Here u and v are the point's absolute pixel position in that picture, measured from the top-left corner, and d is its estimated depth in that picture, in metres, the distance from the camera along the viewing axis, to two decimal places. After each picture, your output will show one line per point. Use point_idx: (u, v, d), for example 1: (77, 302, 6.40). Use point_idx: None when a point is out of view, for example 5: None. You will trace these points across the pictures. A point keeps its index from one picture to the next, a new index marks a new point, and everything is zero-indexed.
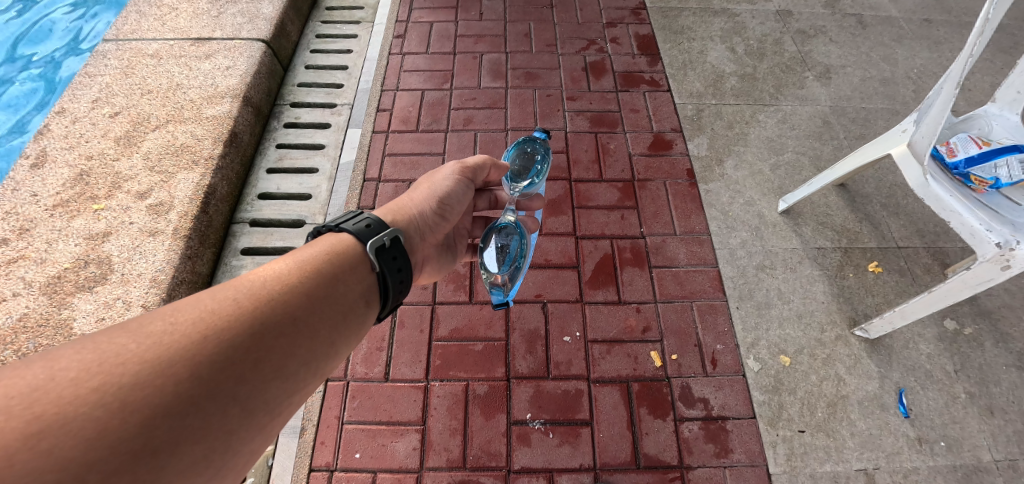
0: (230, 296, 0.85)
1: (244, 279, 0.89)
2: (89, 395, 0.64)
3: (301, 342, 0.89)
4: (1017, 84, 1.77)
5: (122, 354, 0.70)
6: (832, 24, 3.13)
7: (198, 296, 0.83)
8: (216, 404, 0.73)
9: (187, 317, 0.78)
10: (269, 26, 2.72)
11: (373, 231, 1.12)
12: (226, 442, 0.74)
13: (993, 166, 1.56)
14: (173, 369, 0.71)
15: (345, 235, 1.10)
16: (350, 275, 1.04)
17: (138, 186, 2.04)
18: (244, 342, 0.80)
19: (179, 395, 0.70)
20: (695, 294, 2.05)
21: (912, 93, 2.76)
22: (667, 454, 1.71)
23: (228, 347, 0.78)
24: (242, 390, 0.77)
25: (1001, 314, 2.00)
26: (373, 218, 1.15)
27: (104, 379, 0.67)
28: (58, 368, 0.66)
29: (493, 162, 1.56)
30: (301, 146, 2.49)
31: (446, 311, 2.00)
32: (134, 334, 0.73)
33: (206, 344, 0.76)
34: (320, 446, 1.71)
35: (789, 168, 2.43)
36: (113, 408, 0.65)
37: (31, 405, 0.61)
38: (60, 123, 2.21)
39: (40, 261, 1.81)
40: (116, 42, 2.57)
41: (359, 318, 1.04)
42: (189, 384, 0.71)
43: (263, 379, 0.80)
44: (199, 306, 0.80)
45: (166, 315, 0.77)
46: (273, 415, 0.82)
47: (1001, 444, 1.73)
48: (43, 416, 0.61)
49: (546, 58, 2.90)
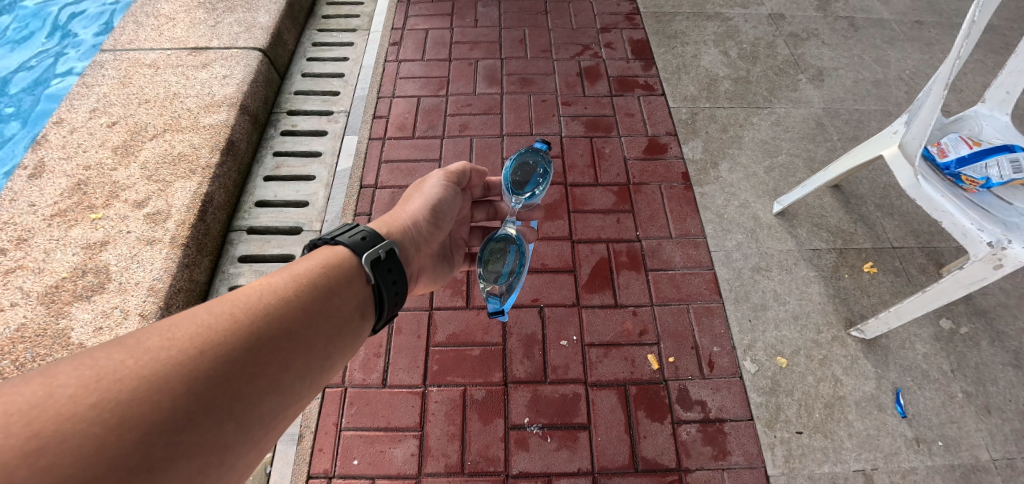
0: (226, 310, 0.85)
1: (241, 293, 0.90)
2: (87, 412, 0.65)
3: (297, 356, 0.89)
4: (1005, 84, 1.79)
5: (119, 370, 0.70)
6: (824, 27, 3.15)
7: (195, 311, 0.83)
8: (211, 419, 0.73)
9: (183, 332, 0.79)
10: (265, 35, 2.74)
11: (368, 244, 1.13)
12: (222, 457, 0.74)
13: (984, 166, 1.58)
14: (170, 384, 0.72)
15: (340, 247, 1.11)
16: (345, 288, 1.05)
17: (136, 195, 2.05)
18: (239, 356, 0.81)
19: (176, 410, 0.70)
20: (691, 296, 2.06)
21: (905, 94, 2.78)
22: (666, 457, 1.71)
23: (224, 363, 0.79)
24: (238, 406, 0.78)
25: (996, 313, 2.01)
26: (368, 231, 1.16)
27: (103, 395, 0.67)
28: (56, 384, 0.67)
29: (473, 167, 1.55)
30: (297, 154, 2.50)
31: (443, 317, 2.01)
32: (131, 350, 0.74)
33: (202, 359, 0.77)
34: (318, 453, 1.71)
35: (783, 170, 2.45)
36: (110, 425, 0.65)
37: (30, 422, 0.62)
38: (58, 133, 2.22)
39: (38, 270, 1.81)
40: (114, 52, 2.58)
41: (354, 331, 1.05)
42: (186, 400, 0.72)
43: (259, 394, 0.81)
44: (195, 322, 0.81)
45: (162, 330, 0.78)
46: (268, 428, 0.82)
47: (999, 443, 1.73)
48: (41, 432, 0.61)
49: (541, 64, 2.92)
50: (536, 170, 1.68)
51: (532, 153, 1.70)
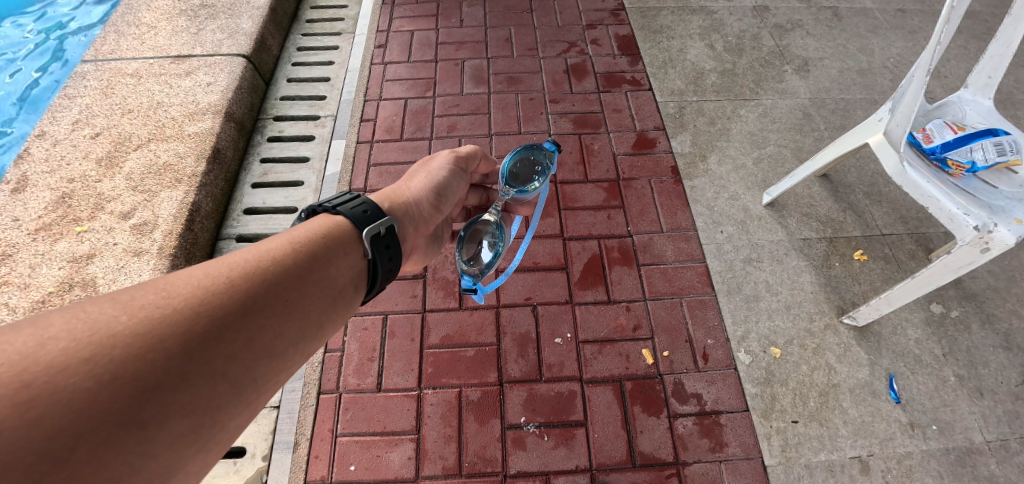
0: (223, 272, 0.79)
1: (237, 256, 0.83)
2: (80, 367, 0.60)
3: (291, 322, 0.83)
4: (986, 69, 1.80)
5: (112, 326, 0.65)
6: (808, 17, 3.17)
7: (189, 271, 0.76)
8: (204, 378, 0.68)
9: (178, 289, 0.73)
10: (248, 41, 2.73)
11: (368, 218, 1.06)
12: (214, 418, 0.69)
13: (968, 150, 1.59)
14: (164, 344, 0.66)
15: (340, 218, 1.04)
16: (343, 258, 0.99)
17: (121, 206, 2.03)
18: (234, 319, 0.75)
19: (168, 368, 0.65)
20: (684, 290, 2.06)
21: (889, 82, 2.80)
22: (663, 452, 1.72)
23: (219, 324, 0.73)
24: (233, 368, 0.72)
25: (986, 296, 2.02)
26: (371, 204, 1.09)
27: (96, 349, 0.62)
28: (47, 336, 0.61)
29: (483, 152, 1.54)
30: (285, 160, 2.48)
31: (436, 319, 2.00)
32: (125, 305, 0.68)
33: (198, 319, 0.71)
34: (314, 460, 1.70)
35: (771, 161, 2.45)
36: (103, 380, 0.60)
37: (21, 372, 0.57)
38: (41, 147, 2.19)
39: (23, 286, 1.79)
40: (95, 62, 2.56)
41: (348, 303, 0.98)
42: (181, 360, 0.66)
43: (251, 359, 0.75)
44: (191, 283, 0.74)
45: (157, 288, 0.72)
46: (261, 393, 0.77)
47: (992, 425, 1.75)
48: (32, 384, 0.56)
49: (527, 63, 2.92)
50: (536, 168, 1.62)
51: (536, 148, 1.65)
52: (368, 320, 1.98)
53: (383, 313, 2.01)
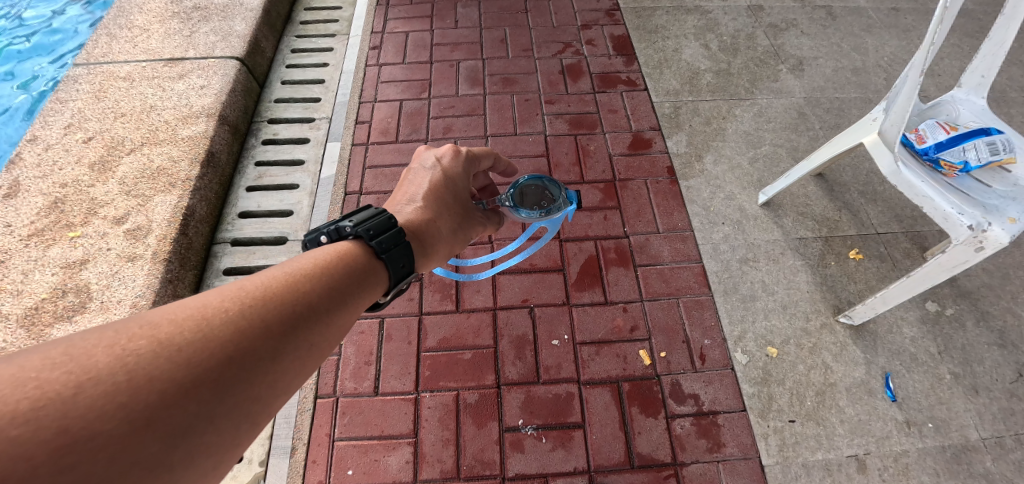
0: (257, 310, 0.72)
1: (273, 290, 0.76)
2: (115, 413, 0.55)
3: (316, 362, 0.78)
4: (980, 69, 1.81)
5: (150, 368, 0.59)
6: (802, 17, 3.18)
7: (225, 306, 0.70)
8: (231, 420, 0.63)
9: (212, 322, 0.67)
10: (242, 44, 2.71)
11: (400, 274, 1.00)
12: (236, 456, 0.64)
13: (961, 150, 1.60)
14: (197, 389, 0.61)
15: (377, 261, 0.97)
16: (370, 295, 0.92)
17: (115, 211, 2.01)
18: (265, 361, 0.69)
19: (198, 413, 0.60)
20: (681, 290, 2.07)
21: (883, 81, 2.81)
22: (661, 452, 1.72)
23: (250, 369, 0.67)
24: (258, 408, 0.67)
25: (981, 293, 2.03)
26: (410, 256, 1.01)
27: (134, 392, 0.57)
28: (87, 377, 0.56)
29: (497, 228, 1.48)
30: (279, 163, 2.46)
31: (434, 322, 1.99)
32: (163, 346, 0.62)
33: (231, 365, 0.65)
34: (312, 465, 1.69)
35: (766, 160, 2.46)
36: (138, 425, 0.55)
37: (63, 415, 0.52)
38: (32, 151, 2.17)
39: (16, 293, 1.78)
40: (87, 66, 2.54)
41: None
42: (212, 404, 0.61)
43: (275, 400, 0.70)
44: (227, 321, 0.68)
45: (195, 326, 0.65)
46: None
47: (987, 422, 1.75)
48: (71, 428, 0.52)
49: (523, 63, 2.92)
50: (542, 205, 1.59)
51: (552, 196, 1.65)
52: (365, 324, 1.97)
53: (380, 316, 2.00)
